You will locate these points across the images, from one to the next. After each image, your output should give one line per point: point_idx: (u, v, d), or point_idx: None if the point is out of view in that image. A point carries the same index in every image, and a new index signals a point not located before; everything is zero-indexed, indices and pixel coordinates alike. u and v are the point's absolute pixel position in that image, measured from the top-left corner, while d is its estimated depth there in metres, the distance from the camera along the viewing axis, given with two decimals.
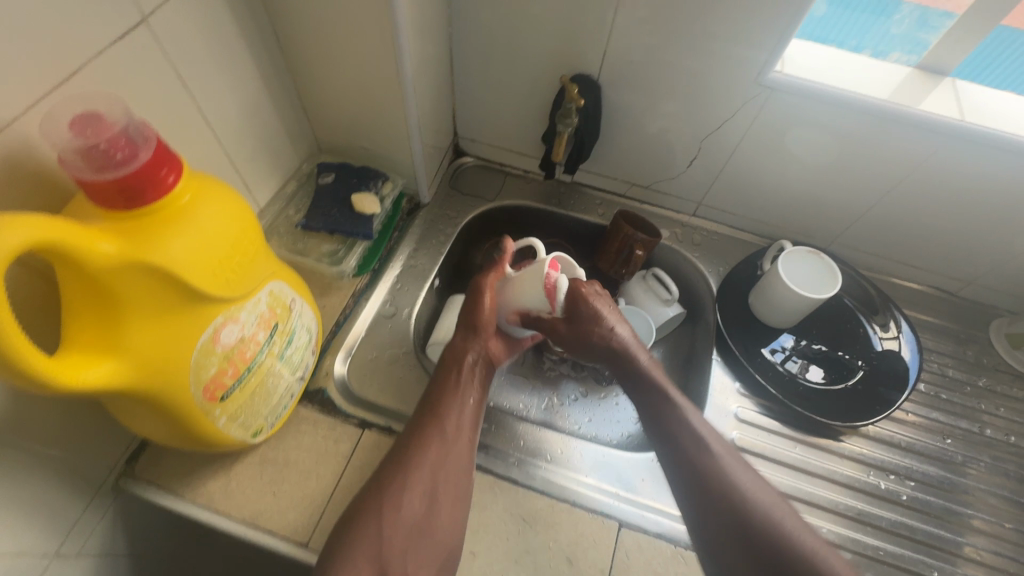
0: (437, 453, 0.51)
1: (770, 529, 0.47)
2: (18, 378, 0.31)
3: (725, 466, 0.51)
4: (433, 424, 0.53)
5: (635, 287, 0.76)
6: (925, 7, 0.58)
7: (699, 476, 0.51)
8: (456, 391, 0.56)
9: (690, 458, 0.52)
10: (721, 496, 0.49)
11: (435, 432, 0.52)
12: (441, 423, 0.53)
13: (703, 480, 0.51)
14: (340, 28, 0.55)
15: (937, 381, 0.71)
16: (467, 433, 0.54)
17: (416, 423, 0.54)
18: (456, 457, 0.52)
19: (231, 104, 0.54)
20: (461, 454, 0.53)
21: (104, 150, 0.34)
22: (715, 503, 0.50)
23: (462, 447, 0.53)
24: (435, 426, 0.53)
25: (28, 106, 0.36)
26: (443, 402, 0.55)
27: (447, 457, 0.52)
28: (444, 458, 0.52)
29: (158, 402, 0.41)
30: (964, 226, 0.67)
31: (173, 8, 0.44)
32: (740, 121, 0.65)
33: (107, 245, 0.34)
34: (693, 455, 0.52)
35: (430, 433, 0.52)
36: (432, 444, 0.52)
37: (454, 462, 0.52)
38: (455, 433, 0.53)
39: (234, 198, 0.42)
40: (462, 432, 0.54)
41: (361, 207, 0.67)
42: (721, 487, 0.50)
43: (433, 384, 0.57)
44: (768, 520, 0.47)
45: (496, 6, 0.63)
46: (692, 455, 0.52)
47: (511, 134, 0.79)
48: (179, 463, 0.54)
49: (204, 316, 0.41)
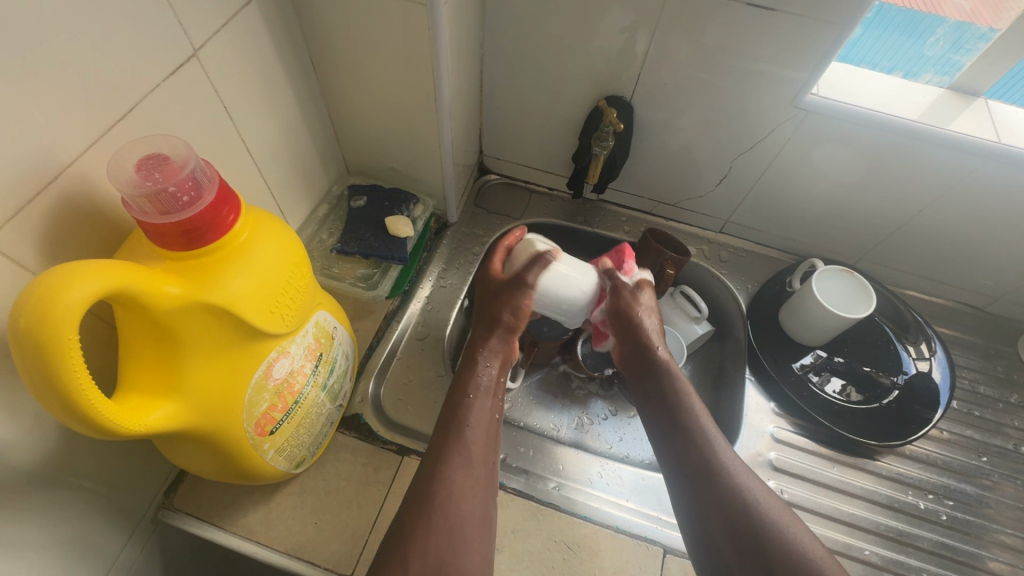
0: (463, 483, 0.47)
1: (783, 542, 0.43)
2: (85, 428, 0.31)
3: (732, 470, 0.48)
4: (457, 452, 0.48)
5: (663, 304, 0.75)
6: (961, 31, 0.58)
7: (703, 481, 0.48)
8: (480, 409, 0.52)
9: (703, 470, 0.48)
10: (727, 502, 0.46)
11: (460, 459, 0.48)
12: (465, 448, 0.49)
13: (702, 485, 0.48)
14: (379, 55, 0.55)
15: (969, 398, 0.71)
16: (491, 459, 0.50)
17: (437, 446, 0.49)
18: (480, 487, 0.47)
19: (269, 130, 0.54)
20: (486, 482, 0.48)
21: (171, 194, 0.34)
22: (717, 507, 0.46)
23: (485, 475, 0.48)
24: (458, 450, 0.48)
25: (87, 146, 0.36)
26: (465, 422, 0.51)
27: (473, 488, 0.47)
28: (470, 489, 0.47)
29: (211, 440, 0.40)
30: (994, 245, 0.67)
31: (219, 39, 0.44)
32: (772, 142, 0.65)
33: (171, 287, 0.33)
34: (693, 457, 0.49)
35: (454, 459, 0.48)
36: (456, 471, 0.47)
37: (480, 491, 0.47)
38: (480, 458, 0.49)
39: (287, 232, 0.42)
40: (485, 457, 0.49)
41: (396, 230, 0.67)
42: (722, 491, 0.47)
43: (452, 402, 0.52)
44: (778, 532, 0.44)
45: (529, 29, 0.63)
46: (697, 457, 0.49)
47: (537, 153, 0.79)
48: (218, 494, 0.53)
49: (259, 352, 0.40)
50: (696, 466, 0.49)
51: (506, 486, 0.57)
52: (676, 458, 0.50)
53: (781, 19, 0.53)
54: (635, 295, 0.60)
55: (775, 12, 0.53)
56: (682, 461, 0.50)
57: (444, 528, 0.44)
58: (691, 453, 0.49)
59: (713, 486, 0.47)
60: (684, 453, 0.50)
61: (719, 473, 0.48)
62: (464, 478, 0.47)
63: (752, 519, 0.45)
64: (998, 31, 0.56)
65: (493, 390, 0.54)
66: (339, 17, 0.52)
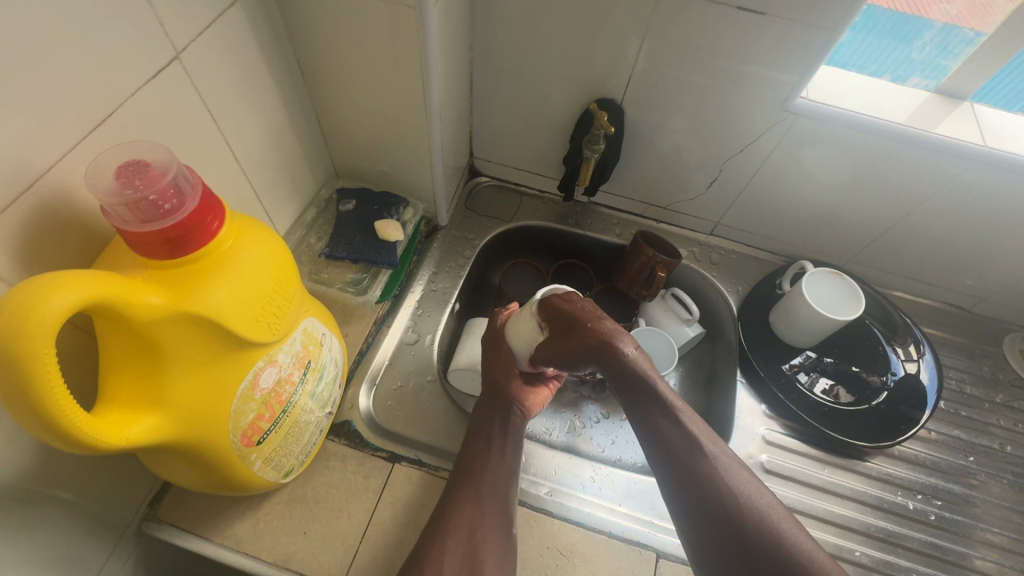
0: (475, 511, 0.49)
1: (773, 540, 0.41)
2: (64, 442, 0.30)
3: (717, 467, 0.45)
4: (467, 486, 0.51)
5: (654, 306, 0.76)
6: (949, 35, 0.58)
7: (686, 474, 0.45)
8: (487, 452, 0.54)
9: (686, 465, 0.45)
10: (714, 502, 0.43)
11: (469, 492, 0.50)
12: (475, 484, 0.51)
13: (690, 481, 0.45)
14: (366, 58, 0.54)
15: (957, 398, 0.71)
16: (503, 491, 0.51)
17: (451, 487, 0.51)
18: (495, 515, 0.49)
19: (254, 133, 0.53)
20: (501, 508, 0.50)
21: (152, 202, 0.33)
22: (704, 508, 0.44)
23: (497, 505, 0.50)
24: (469, 487, 0.50)
25: (66, 151, 0.35)
26: (476, 464, 0.53)
27: (487, 516, 0.49)
28: (482, 517, 0.48)
29: (198, 451, 0.39)
30: (979, 246, 0.68)
31: (202, 41, 0.43)
32: (762, 145, 0.65)
33: (154, 297, 0.33)
34: (677, 455, 0.46)
35: (464, 493, 0.50)
36: (467, 502, 0.49)
37: (492, 517, 0.49)
38: (489, 490, 0.51)
39: (274, 239, 0.41)
40: (496, 489, 0.51)
41: (385, 234, 0.67)
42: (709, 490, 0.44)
43: (461, 454, 0.55)
44: (766, 532, 0.41)
45: (520, 33, 0.63)
46: (681, 450, 0.46)
47: (528, 155, 0.79)
48: (204, 505, 0.52)
49: (246, 362, 0.39)
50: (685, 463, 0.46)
51: None
52: (662, 456, 0.47)
53: (770, 22, 0.53)
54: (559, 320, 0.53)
55: (764, 15, 0.53)
56: (666, 460, 0.46)
57: (457, 551, 0.46)
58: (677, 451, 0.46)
59: (701, 486, 0.44)
60: (667, 450, 0.47)
61: (706, 471, 0.45)
62: (475, 508, 0.49)
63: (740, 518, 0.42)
64: (986, 34, 0.56)
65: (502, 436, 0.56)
66: (325, 18, 0.51)
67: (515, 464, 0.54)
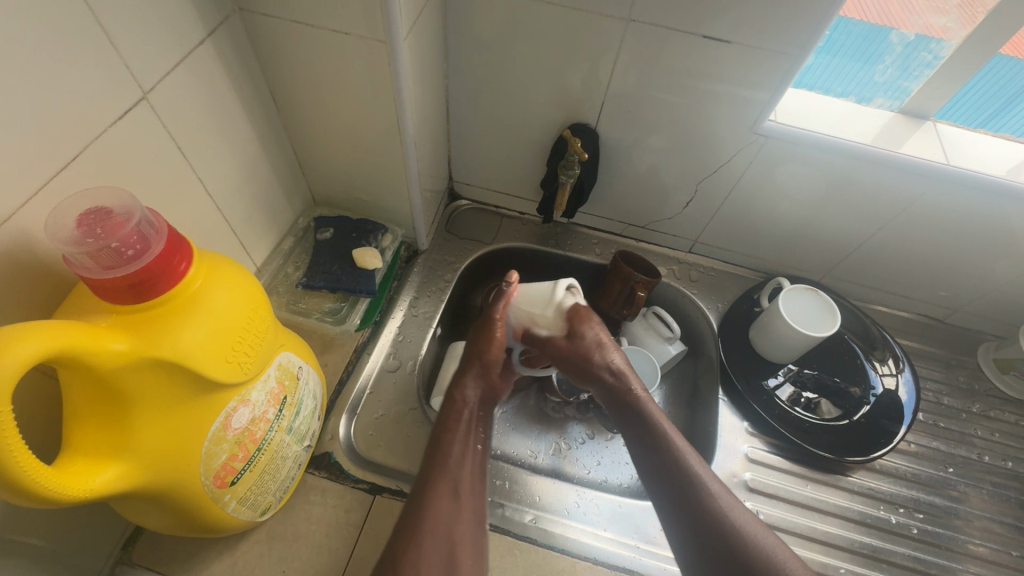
0: (452, 507, 0.47)
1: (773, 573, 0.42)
2: (22, 498, 0.29)
3: (721, 502, 0.47)
4: (444, 479, 0.49)
5: (636, 325, 0.76)
6: (908, 57, 0.60)
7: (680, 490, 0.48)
8: (462, 441, 0.52)
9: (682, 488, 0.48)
10: (719, 538, 0.45)
11: (446, 487, 0.48)
12: (452, 478, 0.49)
13: (694, 516, 0.47)
14: (341, 90, 0.55)
15: (934, 409, 0.72)
16: (477, 486, 0.50)
17: (424, 478, 0.49)
18: (469, 513, 0.48)
19: (227, 166, 0.53)
20: (475, 507, 0.48)
21: (116, 249, 0.33)
22: (705, 532, 0.46)
23: (472, 503, 0.48)
24: (445, 479, 0.48)
25: (28, 197, 0.34)
26: (452, 452, 0.51)
27: (463, 512, 0.47)
28: (457, 517, 0.46)
29: (167, 495, 0.38)
30: (949, 259, 0.69)
31: (171, 79, 0.43)
32: (734, 165, 0.66)
33: (117, 343, 0.32)
34: (682, 494, 0.48)
35: (440, 487, 0.48)
36: (443, 499, 0.47)
37: (467, 517, 0.47)
38: (465, 487, 0.49)
39: (244, 277, 0.40)
40: (472, 485, 0.50)
41: (364, 262, 0.67)
42: (714, 525, 0.46)
43: (434, 439, 0.53)
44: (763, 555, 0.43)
45: (493, 61, 0.64)
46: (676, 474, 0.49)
47: (506, 178, 0.80)
48: (180, 546, 0.50)
49: (217, 402, 0.39)
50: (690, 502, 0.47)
51: None
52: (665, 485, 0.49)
53: (736, 50, 0.55)
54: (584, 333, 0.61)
55: (729, 43, 0.54)
56: (670, 493, 0.49)
57: (435, 554, 0.43)
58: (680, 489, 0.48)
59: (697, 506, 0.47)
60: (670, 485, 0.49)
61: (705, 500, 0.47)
62: (451, 506, 0.47)
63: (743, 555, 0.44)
64: (953, 43, 0.57)
65: (474, 426, 0.55)
66: (299, 53, 0.52)
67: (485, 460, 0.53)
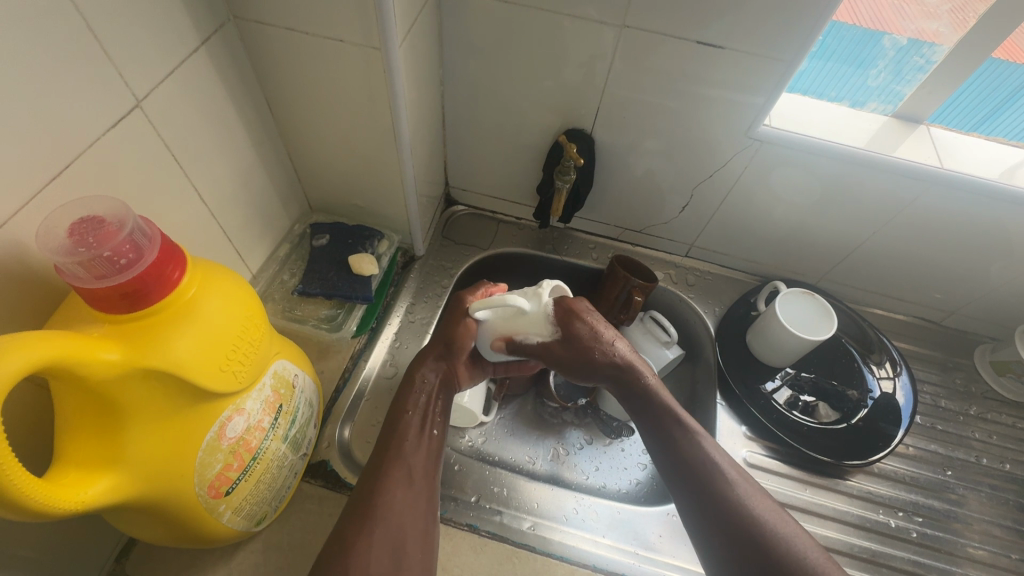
0: (404, 495, 0.47)
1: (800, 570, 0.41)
2: (10, 512, 0.28)
3: (739, 491, 0.46)
4: (397, 466, 0.48)
5: (634, 330, 0.75)
6: (901, 62, 0.60)
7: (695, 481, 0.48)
8: (418, 427, 0.52)
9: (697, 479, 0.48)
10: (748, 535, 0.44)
11: (400, 474, 0.48)
12: (406, 465, 0.49)
13: (722, 514, 0.46)
14: (336, 97, 0.55)
15: (932, 412, 0.72)
16: (430, 472, 0.50)
17: (378, 464, 0.49)
18: (422, 500, 0.48)
19: (222, 173, 0.53)
20: (428, 495, 0.49)
21: (108, 258, 0.32)
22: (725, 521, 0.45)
23: (424, 490, 0.49)
24: (399, 467, 0.48)
25: (19, 207, 0.34)
26: (408, 439, 0.51)
27: (415, 500, 0.47)
28: (410, 505, 0.47)
29: (161, 505, 0.38)
30: (945, 262, 0.69)
31: (165, 87, 0.43)
32: (730, 170, 0.67)
33: (110, 353, 0.32)
34: (705, 494, 0.47)
35: (394, 474, 0.48)
36: (398, 486, 0.47)
37: (418, 505, 0.47)
38: (419, 474, 0.49)
39: (238, 285, 0.40)
40: (427, 472, 0.50)
41: (359, 269, 0.66)
42: (732, 515, 0.45)
43: (390, 423, 0.52)
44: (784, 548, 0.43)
45: (488, 67, 0.64)
46: (694, 463, 0.49)
47: (503, 184, 0.80)
48: (173, 557, 0.50)
49: (211, 411, 0.38)
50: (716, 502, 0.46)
51: (479, 529, 0.56)
52: (681, 473, 0.49)
53: (730, 56, 0.55)
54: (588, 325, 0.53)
55: (723, 49, 0.55)
56: (688, 484, 0.48)
57: (384, 542, 0.44)
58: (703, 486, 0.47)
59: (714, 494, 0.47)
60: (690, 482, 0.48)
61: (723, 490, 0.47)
62: (404, 494, 0.47)
63: (775, 555, 0.42)
64: (946, 48, 0.57)
65: (431, 413, 0.54)
66: (293, 60, 0.52)
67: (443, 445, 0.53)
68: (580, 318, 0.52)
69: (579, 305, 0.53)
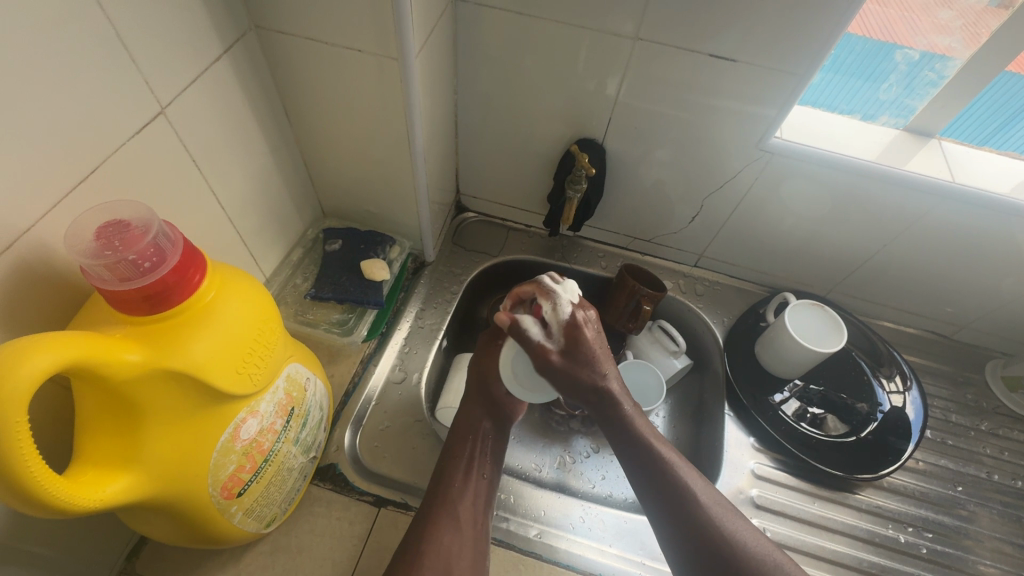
0: (452, 539, 0.49)
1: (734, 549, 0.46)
2: (32, 508, 0.29)
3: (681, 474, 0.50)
4: (444, 510, 0.51)
5: (641, 338, 0.76)
6: (913, 77, 0.60)
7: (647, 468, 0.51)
8: (466, 470, 0.55)
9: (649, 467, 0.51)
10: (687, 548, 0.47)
11: (447, 517, 0.50)
12: (453, 509, 0.51)
13: (676, 525, 0.48)
14: (351, 105, 0.56)
15: (942, 427, 0.72)
16: (477, 516, 0.52)
17: (427, 508, 0.52)
18: (469, 543, 0.50)
19: (240, 178, 0.54)
20: (475, 537, 0.51)
21: (133, 262, 0.33)
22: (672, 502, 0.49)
23: (471, 535, 0.51)
24: (446, 511, 0.51)
25: (46, 210, 0.35)
26: (454, 484, 0.54)
27: (463, 542, 0.50)
28: (459, 548, 0.49)
29: (175, 505, 0.38)
30: (957, 276, 0.69)
31: (188, 95, 0.44)
32: (741, 181, 0.67)
33: (131, 354, 0.32)
34: (666, 490, 0.49)
35: (442, 519, 0.50)
36: (447, 530, 0.50)
37: (466, 550, 0.49)
38: (465, 516, 0.52)
39: (255, 289, 0.41)
40: (473, 516, 0.52)
41: (371, 274, 0.67)
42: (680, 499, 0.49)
43: (440, 466, 0.55)
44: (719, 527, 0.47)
45: (502, 76, 0.65)
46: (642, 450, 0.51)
47: (513, 192, 0.80)
48: (183, 557, 0.50)
49: (227, 414, 0.39)
50: (672, 496, 0.49)
51: None
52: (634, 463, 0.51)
53: (741, 69, 0.56)
54: (581, 349, 0.52)
55: (735, 62, 0.55)
56: (645, 473, 0.51)
57: None
58: (659, 479, 0.50)
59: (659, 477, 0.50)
60: (648, 473, 0.50)
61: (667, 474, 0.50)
62: (453, 536, 0.49)
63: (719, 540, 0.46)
64: (958, 62, 0.57)
65: (479, 456, 0.57)
66: (312, 69, 0.53)
67: (491, 488, 0.56)
68: (585, 334, 0.52)
69: (582, 321, 0.53)
